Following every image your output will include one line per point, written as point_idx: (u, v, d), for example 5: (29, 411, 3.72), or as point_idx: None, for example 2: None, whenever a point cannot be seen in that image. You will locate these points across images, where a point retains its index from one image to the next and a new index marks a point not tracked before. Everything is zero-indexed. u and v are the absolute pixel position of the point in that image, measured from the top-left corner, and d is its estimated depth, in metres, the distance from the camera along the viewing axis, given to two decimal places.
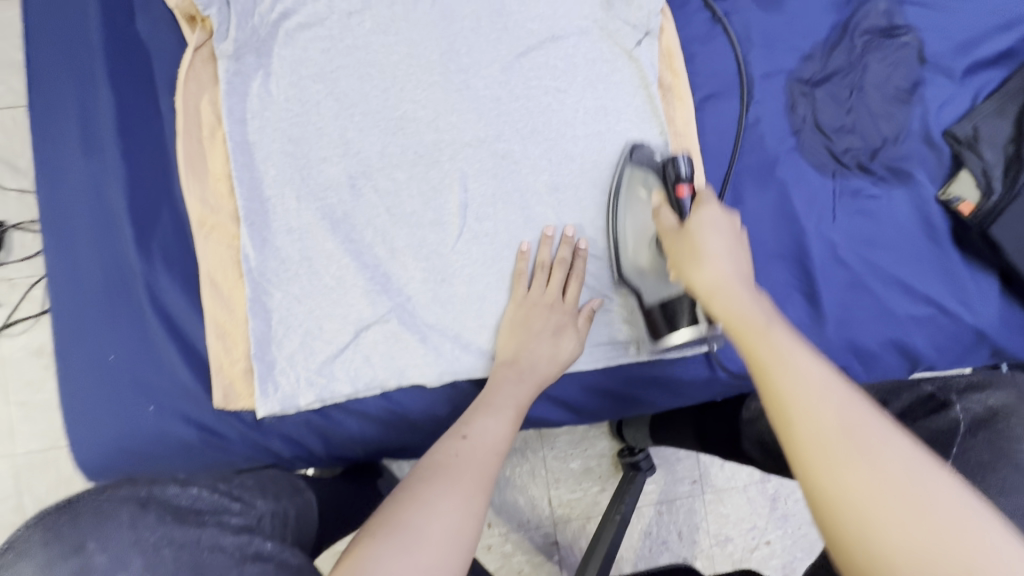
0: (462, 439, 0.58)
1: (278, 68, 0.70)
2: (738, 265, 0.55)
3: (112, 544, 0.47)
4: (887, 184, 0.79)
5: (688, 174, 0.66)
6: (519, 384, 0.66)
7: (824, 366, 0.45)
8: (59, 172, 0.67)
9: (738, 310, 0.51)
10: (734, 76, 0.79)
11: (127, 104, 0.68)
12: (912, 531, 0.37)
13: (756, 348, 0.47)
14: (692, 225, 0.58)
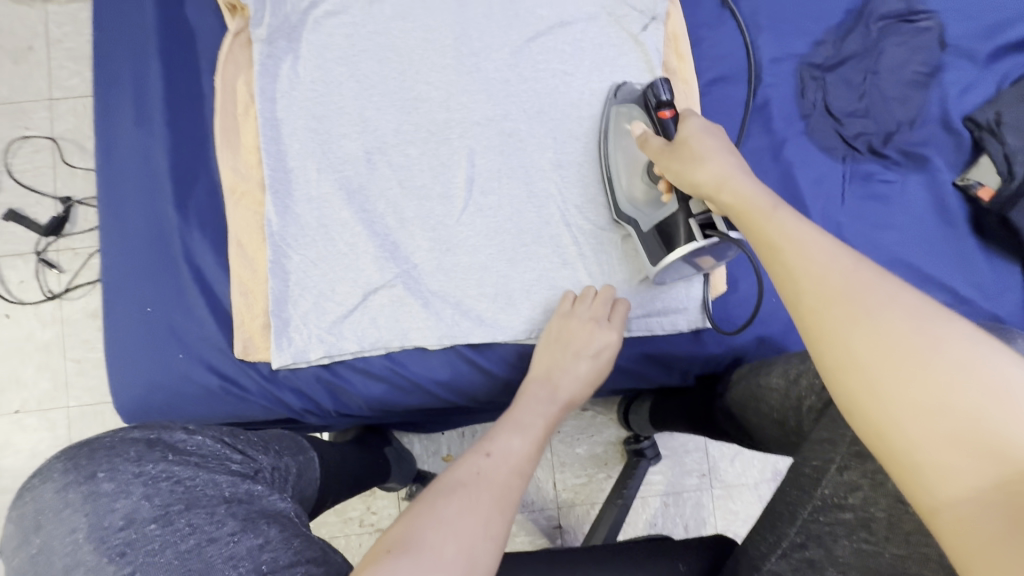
0: (485, 456, 0.56)
1: (306, 51, 0.76)
2: (737, 161, 0.57)
3: (119, 475, 0.51)
4: (901, 169, 0.78)
5: (668, 96, 0.67)
6: (544, 406, 0.65)
7: (828, 238, 0.45)
8: (113, 142, 0.76)
9: (744, 196, 0.52)
10: (741, 61, 0.80)
11: (175, 84, 0.76)
12: (904, 370, 0.36)
13: (762, 234, 0.49)
14: (684, 135, 0.61)
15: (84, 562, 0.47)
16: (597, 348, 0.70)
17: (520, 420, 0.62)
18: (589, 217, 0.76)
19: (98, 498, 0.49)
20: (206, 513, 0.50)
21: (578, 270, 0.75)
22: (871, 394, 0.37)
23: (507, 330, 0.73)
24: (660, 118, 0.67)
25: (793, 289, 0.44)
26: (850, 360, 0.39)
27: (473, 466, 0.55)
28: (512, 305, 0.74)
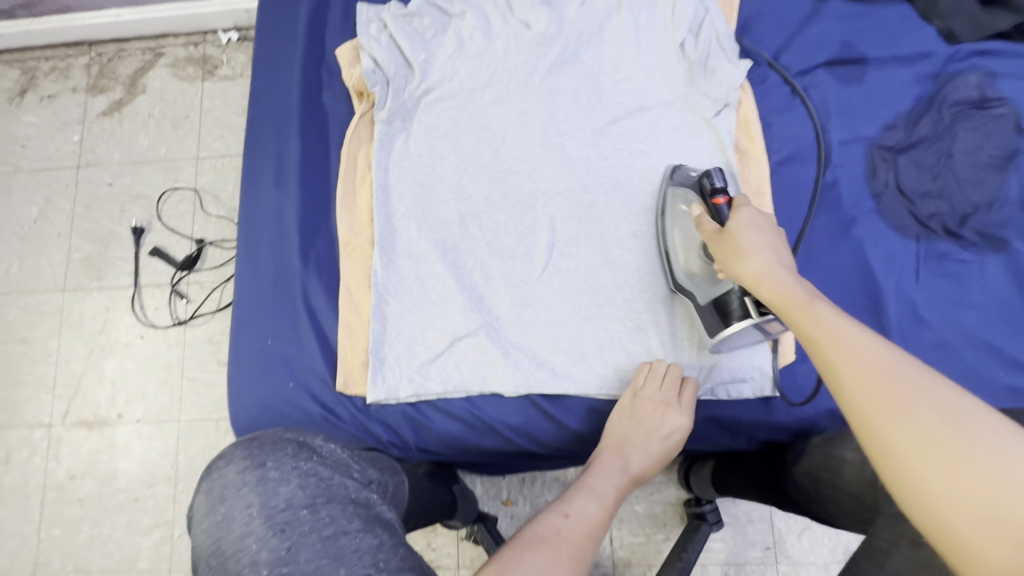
0: (564, 516, 0.61)
1: (417, 130, 0.90)
2: (779, 256, 0.62)
3: (282, 464, 0.60)
4: (979, 250, 0.79)
5: (722, 184, 0.75)
6: (614, 476, 0.69)
7: (866, 332, 0.49)
8: (256, 199, 0.91)
9: (782, 292, 0.57)
10: (811, 143, 0.85)
11: (309, 154, 0.91)
12: (954, 472, 0.39)
13: (801, 325, 0.53)
14: (732, 227, 0.67)
15: (254, 534, 0.54)
16: (666, 429, 0.73)
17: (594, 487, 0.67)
18: (659, 284, 0.82)
19: (266, 481, 0.58)
20: (341, 508, 0.58)
21: (647, 332, 0.80)
22: (927, 490, 0.40)
23: (579, 385, 0.79)
24: (716, 205, 0.74)
25: (838, 379, 0.47)
26: (898, 456, 0.42)
27: (553, 527, 0.59)
28: (583, 360, 0.80)
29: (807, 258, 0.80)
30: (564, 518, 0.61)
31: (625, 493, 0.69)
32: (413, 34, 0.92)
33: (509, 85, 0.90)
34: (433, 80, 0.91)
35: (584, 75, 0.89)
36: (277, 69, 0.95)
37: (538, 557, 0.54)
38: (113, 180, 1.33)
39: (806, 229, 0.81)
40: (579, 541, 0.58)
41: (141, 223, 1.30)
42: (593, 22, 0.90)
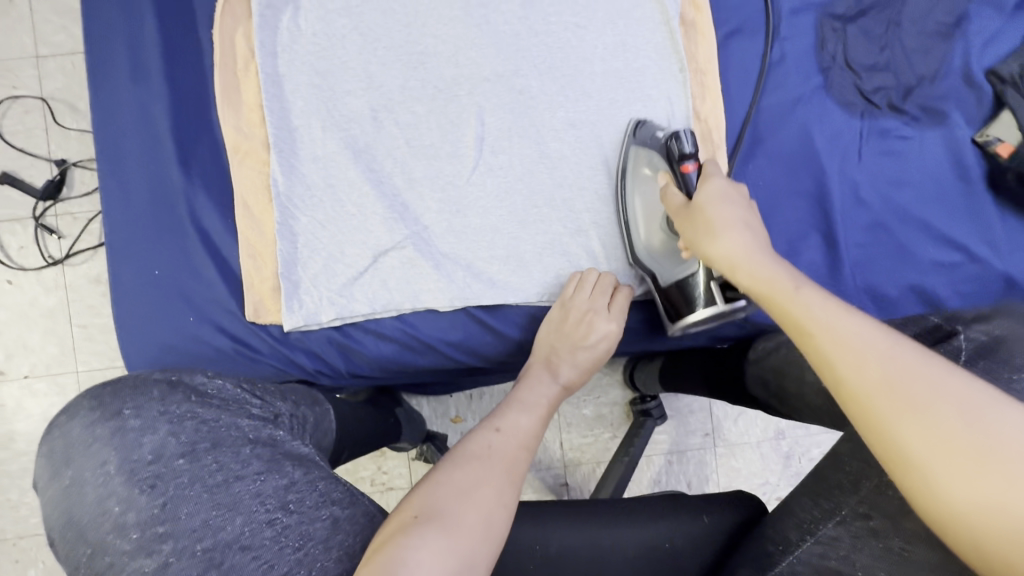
0: (495, 432, 0.60)
1: (307, 3, 0.73)
2: (755, 234, 0.56)
3: (144, 412, 0.54)
4: (919, 125, 0.77)
5: (693, 150, 0.66)
6: (545, 388, 0.67)
7: (862, 322, 0.44)
8: (111, 99, 0.73)
9: (764, 278, 0.51)
10: (760, 13, 0.77)
11: (172, 37, 0.73)
12: (978, 478, 0.35)
13: (790, 316, 0.47)
14: (701, 200, 0.59)
15: (114, 494, 0.49)
16: (595, 336, 0.70)
17: (528, 398, 0.66)
18: (602, 179, 0.75)
19: (126, 432, 0.52)
20: (230, 452, 0.53)
21: (589, 233, 0.75)
22: (942, 485, 0.36)
23: (520, 293, 0.73)
24: (684, 173, 0.66)
25: (834, 376, 0.43)
26: (922, 466, 0.37)
27: (485, 442, 0.59)
28: (524, 268, 0.73)
29: (752, 143, 0.75)
30: (496, 432, 0.60)
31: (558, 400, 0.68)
32: None
33: None
34: None
35: None
36: None
37: (467, 473, 0.54)
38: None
39: (753, 110, 0.75)
40: (512, 453, 0.58)
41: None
42: None
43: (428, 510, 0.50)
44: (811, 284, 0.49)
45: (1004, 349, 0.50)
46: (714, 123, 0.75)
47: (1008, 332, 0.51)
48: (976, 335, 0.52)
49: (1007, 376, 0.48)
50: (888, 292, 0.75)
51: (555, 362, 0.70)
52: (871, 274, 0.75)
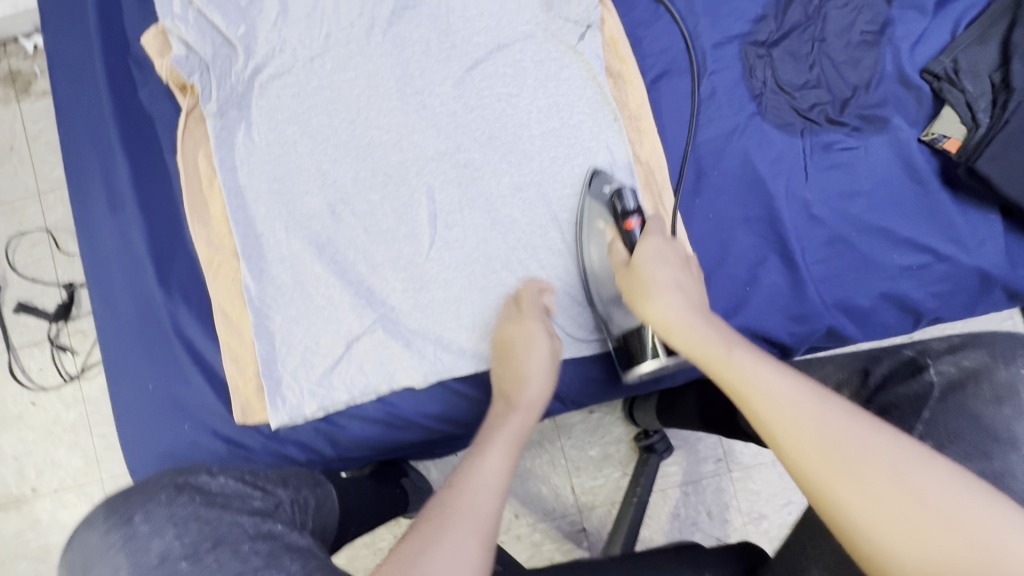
0: (465, 469, 0.57)
1: (258, 117, 0.79)
2: (686, 296, 0.60)
3: (153, 516, 0.56)
4: (862, 133, 0.77)
5: (635, 206, 0.70)
6: (509, 417, 0.64)
7: (789, 383, 0.48)
8: (95, 232, 0.79)
9: (697, 341, 0.55)
10: (684, 52, 0.79)
11: (140, 168, 0.79)
12: (909, 531, 0.40)
13: (733, 380, 0.51)
14: (638, 258, 0.64)
15: None
16: (545, 347, 0.70)
17: (490, 433, 0.62)
18: (554, 235, 0.77)
19: (135, 539, 0.55)
20: (231, 550, 0.54)
21: (549, 289, 0.76)
22: (876, 540, 0.41)
23: (488, 358, 0.75)
24: (628, 228, 0.70)
25: (778, 440, 0.46)
26: (858, 524, 0.42)
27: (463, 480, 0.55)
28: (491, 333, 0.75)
29: (695, 178, 0.77)
30: (467, 469, 0.57)
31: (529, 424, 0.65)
32: (225, 4, 0.78)
33: (348, 46, 0.79)
34: (261, 55, 0.78)
35: (430, 19, 0.79)
36: (80, 73, 0.81)
37: (450, 516, 0.51)
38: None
39: (690, 146, 0.77)
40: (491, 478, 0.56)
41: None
42: None
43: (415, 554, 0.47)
44: (741, 346, 0.53)
45: (971, 385, 0.55)
46: (655, 165, 0.77)
47: (977, 364, 0.56)
48: (946, 368, 0.58)
49: (977, 408, 0.54)
50: (858, 302, 0.75)
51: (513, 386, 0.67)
52: (839, 288, 0.75)
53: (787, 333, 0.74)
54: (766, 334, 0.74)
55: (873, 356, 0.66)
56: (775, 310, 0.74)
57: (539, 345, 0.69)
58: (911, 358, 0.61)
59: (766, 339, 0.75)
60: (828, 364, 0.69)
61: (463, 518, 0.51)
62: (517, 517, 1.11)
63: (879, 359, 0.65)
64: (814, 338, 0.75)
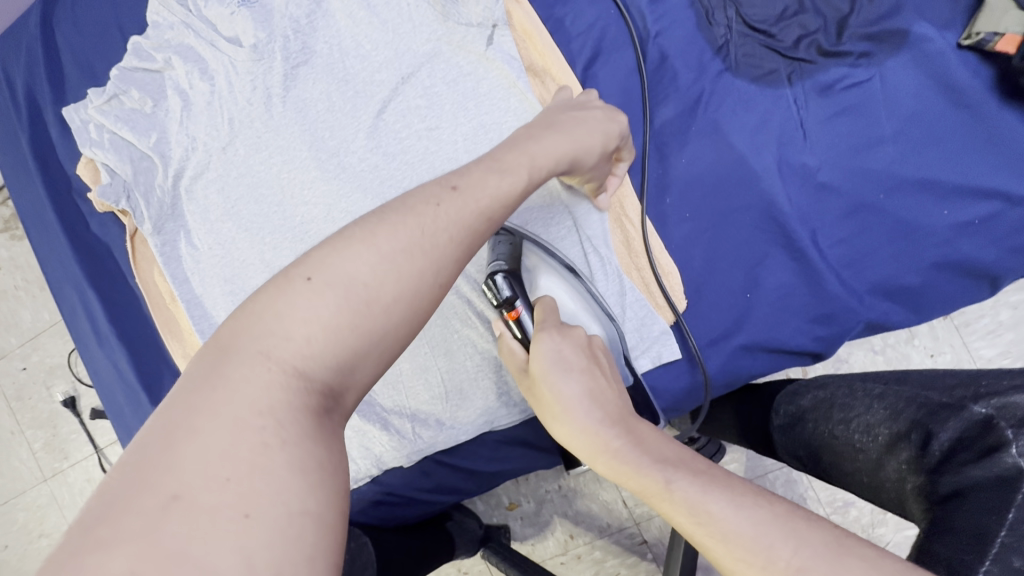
0: (450, 191, 0.40)
1: (193, 222, 0.76)
2: (601, 404, 0.48)
3: None
4: (875, 58, 0.58)
5: (514, 293, 0.57)
6: (506, 174, 0.43)
7: (743, 514, 0.35)
8: (93, 366, 0.82)
9: (629, 467, 0.43)
10: (616, 22, 0.65)
11: (110, 297, 0.80)
12: None
13: (682, 527, 0.38)
14: (537, 372, 0.51)
15: None
16: (575, 128, 0.51)
17: (485, 171, 0.42)
18: None
19: None
20: None
21: None
22: None
23: (467, 427, 0.69)
24: (514, 320, 0.56)
25: None
26: None
27: (406, 210, 0.38)
28: (466, 398, 0.69)
29: (661, 174, 0.63)
30: (433, 206, 0.39)
31: (528, 194, 0.44)
32: (131, 116, 0.75)
33: (253, 125, 0.74)
34: (177, 159, 0.75)
35: (325, 70, 0.72)
36: (36, 220, 0.83)
37: (381, 259, 0.35)
38: (22, 364, 1.20)
39: (648, 137, 0.62)
40: (436, 257, 0.37)
41: (68, 393, 1.18)
42: (303, 2, 0.72)
43: (306, 294, 0.34)
44: (681, 468, 0.41)
45: None
46: None
47: None
48: None
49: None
50: (903, 282, 0.58)
51: (501, 159, 0.44)
52: (871, 269, 0.58)
53: (811, 339, 0.60)
54: (783, 346, 0.60)
55: (935, 404, 0.46)
56: (789, 314, 0.60)
57: (554, 129, 0.50)
58: (985, 419, 0.41)
59: (785, 351, 0.61)
60: (869, 402, 0.51)
61: (371, 289, 0.34)
62: (573, 536, 1.03)
63: (940, 416, 0.44)
64: (849, 338, 0.60)
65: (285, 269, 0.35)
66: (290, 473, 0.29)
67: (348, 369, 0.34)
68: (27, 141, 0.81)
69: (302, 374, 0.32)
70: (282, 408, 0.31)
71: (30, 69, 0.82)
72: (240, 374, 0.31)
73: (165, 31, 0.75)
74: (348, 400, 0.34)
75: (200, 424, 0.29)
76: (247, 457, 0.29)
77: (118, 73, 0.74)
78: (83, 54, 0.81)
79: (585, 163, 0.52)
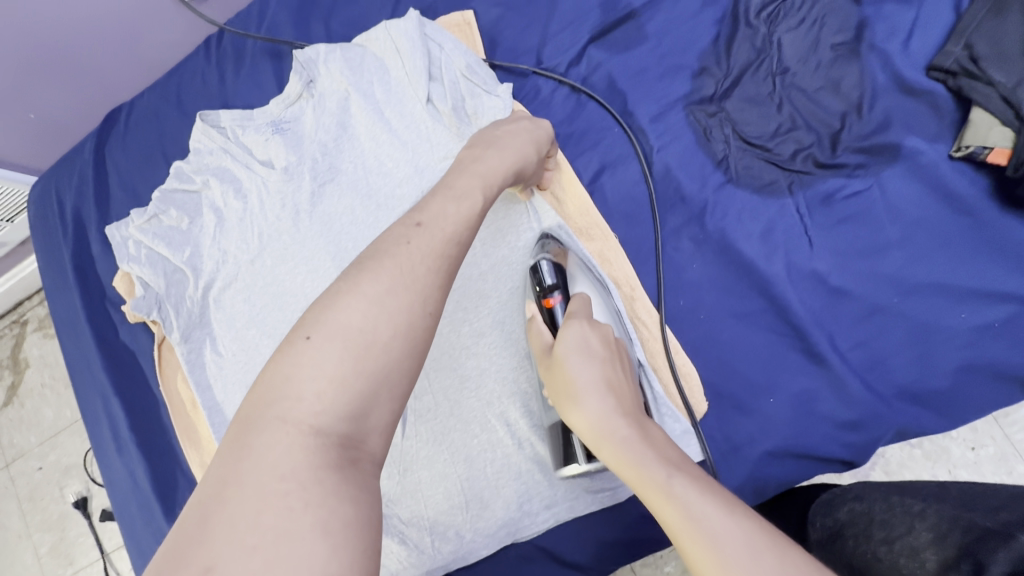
0: (416, 228, 0.50)
1: (220, 330, 0.78)
2: (616, 401, 0.52)
3: None
4: (869, 169, 0.61)
5: (554, 281, 0.64)
6: (463, 202, 0.54)
7: (733, 527, 0.38)
8: (110, 475, 0.82)
9: (632, 463, 0.46)
10: (621, 137, 0.69)
11: (133, 404, 0.81)
12: None
13: (669, 522, 0.41)
14: (560, 353, 0.57)
15: None
16: (514, 142, 0.63)
17: (444, 203, 0.54)
18: (528, 379, 0.69)
19: None
20: None
21: (536, 443, 0.68)
22: None
23: (487, 539, 0.67)
24: (548, 306, 0.64)
25: None
26: None
27: (385, 254, 0.47)
28: (485, 509, 0.67)
29: (674, 278, 0.65)
30: (405, 245, 0.48)
31: (486, 209, 0.56)
32: (168, 233, 0.80)
33: (281, 238, 0.78)
34: (208, 271, 0.79)
35: (350, 187, 0.77)
36: (70, 329, 0.86)
37: (378, 304, 0.44)
38: (39, 464, 1.19)
39: (660, 245, 0.65)
40: (420, 292, 0.46)
41: (80, 493, 1.16)
42: (331, 127, 0.78)
43: (311, 349, 0.41)
44: (683, 471, 0.44)
45: None
46: (624, 274, 0.66)
47: None
48: None
49: None
50: (930, 386, 0.57)
51: (455, 187, 0.56)
52: (895, 373, 0.57)
53: (840, 446, 0.58)
54: (812, 452, 0.58)
55: (981, 529, 0.42)
56: (814, 418, 0.58)
57: (494, 148, 0.61)
58: None
59: (815, 458, 0.58)
60: (911, 522, 0.46)
61: (367, 334, 0.42)
62: None
63: (989, 543, 0.40)
64: (881, 445, 0.58)
65: (290, 332, 0.44)
66: (320, 533, 0.34)
67: (362, 417, 0.40)
68: (70, 256, 0.87)
69: (318, 430, 0.38)
70: (302, 467, 0.37)
71: (80, 191, 0.89)
72: (264, 439, 0.38)
73: (204, 155, 0.81)
74: (371, 445, 0.41)
75: (229, 496, 0.35)
76: (275, 524, 0.34)
77: (159, 195, 0.80)
78: (129, 177, 0.88)
79: (528, 170, 0.64)
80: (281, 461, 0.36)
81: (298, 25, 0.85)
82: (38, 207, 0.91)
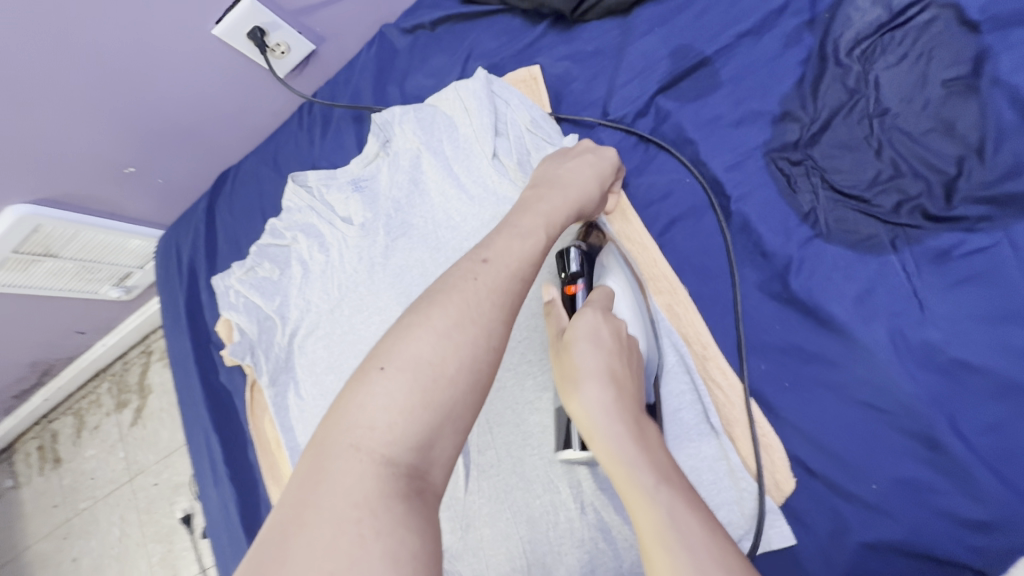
0: (483, 264, 0.50)
1: (301, 374, 0.83)
2: (618, 397, 0.51)
3: None
4: (996, 223, 0.52)
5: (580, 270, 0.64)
6: (527, 239, 0.54)
7: (708, 549, 0.39)
8: (205, 503, 0.89)
9: (622, 462, 0.47)
10: (694, 188, 0.66)
11: (228, 440, 0.88)
12: None
13: (644, 528, 0.43)
14: (570, 338, 0.56)
15: None
16: (577, 180, 0.62)
17: (508, 238, 0.53)
18: None
19: None
20: None
21: (601, 508, 0.64)
22: None
23: None
24: (569, 293, 0.64)
25: None
26: None
27: (453, 287, 0.47)
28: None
29: (754, 339, 0.59)
30: (472, 280, 0.48)
31: (547, 246, 0.55)
32: (262, 283, 0.87)
33: (357, 289, 0.82)
34: (296, 317, 0.85)
35: (421, 239, 0.80)
36: (181, 367, 0.96)
37: (443, 336, 0.44)
38: (155, 480, 1.34)
39: (739, 303, 0.60)
40: (484, 326, 0.46)
41: (186, 510, 1.28)
42: (404, 184, 0.82)
43: (382, 378, 0.42)
44: (671, 485, 0.45)
45: None
46: (696, 332, 0.62)
47: None
48: None
49: None
50: None
51: (519, 225, 0.55)
52: None
53: (967, 548, 0.48)
54: (929, 554, 0.49)
55: None
56: (930, 512, 0.50)
57: (557, 187, 0.60)
58: None
59: (934, 561, 0.49)
60: None
61: (435, 366, 0.43)
62: None
63: None
64: None
65: (364, 361, 0.44)
66: (387, 561, 0.34)
67: (428, 445, 0.41)
68: (184, 302, 0.97)
69: (389, 459, 0.39)
70: (375, 494, 0.37)
71: (194, 243, 1.01)
72: (338, 465, 0.38)
73: (294, 213, 0.89)
74: (434, 477, 0.41)
75: (307, 518, 0.36)
76: (347, 549, 0.34)
77: (257, 249, 0.88)
78: (234, 232, 0.98)
79: (590, 206, 0.63)
80: (353, 487, 0.37)
81: (378, 91, 0.91)
82: (162, 256, 1.04)
